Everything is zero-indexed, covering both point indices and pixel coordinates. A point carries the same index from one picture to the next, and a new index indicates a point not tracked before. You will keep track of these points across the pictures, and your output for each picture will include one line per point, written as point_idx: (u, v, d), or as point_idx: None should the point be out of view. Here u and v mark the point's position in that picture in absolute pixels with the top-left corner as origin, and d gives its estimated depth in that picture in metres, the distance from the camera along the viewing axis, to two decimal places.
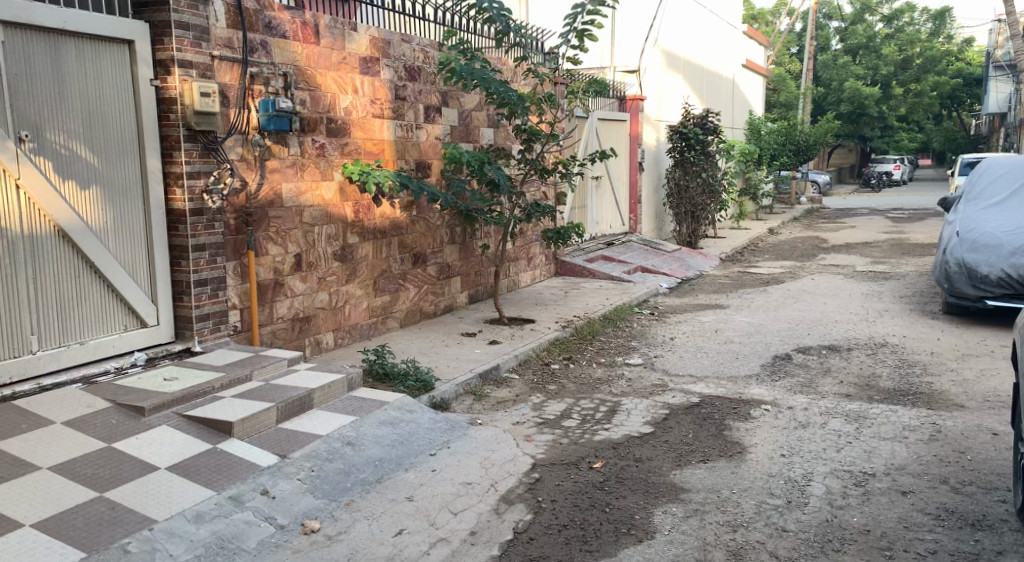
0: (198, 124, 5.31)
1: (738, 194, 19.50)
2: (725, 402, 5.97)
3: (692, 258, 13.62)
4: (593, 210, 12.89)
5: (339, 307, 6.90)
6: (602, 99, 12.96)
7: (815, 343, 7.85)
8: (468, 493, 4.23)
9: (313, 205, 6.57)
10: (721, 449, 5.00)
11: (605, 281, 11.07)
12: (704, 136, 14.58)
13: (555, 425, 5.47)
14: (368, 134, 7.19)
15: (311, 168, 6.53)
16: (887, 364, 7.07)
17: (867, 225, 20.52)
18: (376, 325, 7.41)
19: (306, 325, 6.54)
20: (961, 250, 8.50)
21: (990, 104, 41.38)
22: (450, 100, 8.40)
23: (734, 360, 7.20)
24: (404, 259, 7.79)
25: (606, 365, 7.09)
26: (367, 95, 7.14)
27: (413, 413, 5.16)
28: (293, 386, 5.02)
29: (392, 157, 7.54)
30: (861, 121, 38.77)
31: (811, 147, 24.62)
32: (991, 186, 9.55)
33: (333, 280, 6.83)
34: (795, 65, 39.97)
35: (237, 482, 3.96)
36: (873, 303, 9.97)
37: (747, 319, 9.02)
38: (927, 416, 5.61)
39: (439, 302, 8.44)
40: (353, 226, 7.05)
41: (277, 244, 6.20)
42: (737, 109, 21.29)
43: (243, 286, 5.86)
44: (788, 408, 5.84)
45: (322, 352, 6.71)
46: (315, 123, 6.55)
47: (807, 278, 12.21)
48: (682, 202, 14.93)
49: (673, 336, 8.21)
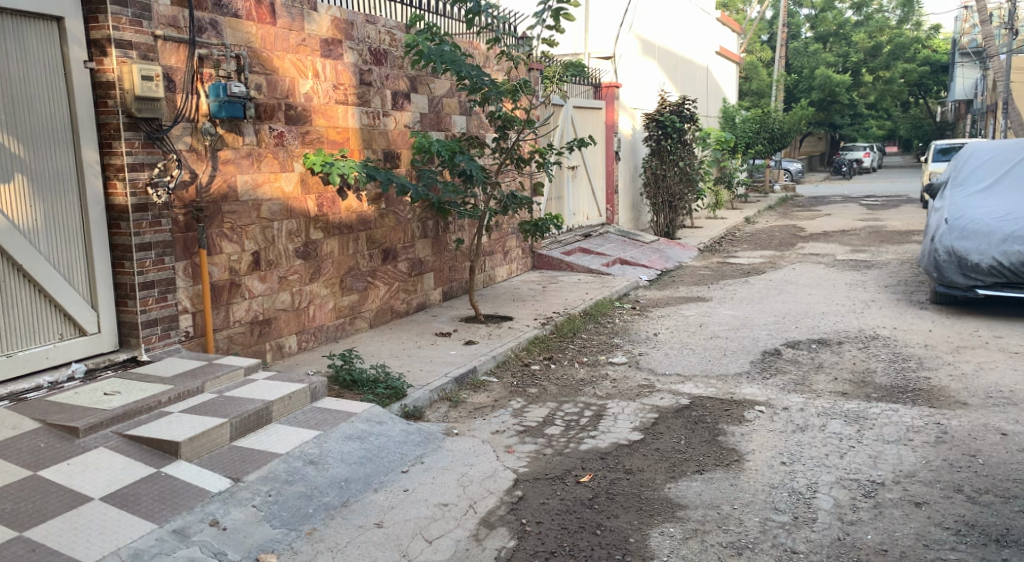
0: (140, 111, 4.81)
1: (714, 182, 19.24)
2: (717, 403, 5.61)
3: (671, 249, 13.31)
4: (570, 200, 12.51)
5: (302, 308, 6.44)
6: (578, 86, 12.55)
7: (804, 337, 7.53)
8: (444, 517, 3.82)
9: (272, 198, 6.09)
10: (718, 458, 4.64)
11: (584, 274, 10.70)
12: (681, 124, 14.24)
13: (537, 433, 5.07)
14: (331, 121, 6.71)
15: (269, 158, 6.05)
16: (880, 359, 6.77)
17: (842, 213, 20.36)
18: (344, 326, 6.96)
19: (266, 328, 6.07)
20: (950, 237, 8.21)
21: (957, 91, 41.70)
22: (419, 86, 7.93)
23: (722, 357, 6.86)
24: (373, 256, 7.34)
25: (588, 365, 6.70)
26: (329, 79, 6.67)
27: (383, 425, 4.73)
28: (250, 397, 4.57)
29: (358, 147, 7.07)
30: (832, 109, 38.83)
31: (785, 135, 24.43)
32: (977, 172, 9.31)
33: (296, 279, 6.37)
34: (765, 53, 39.96)
35: (183, 513, 3.50)
36: (858, 293, 9.71)
37: (731, 312, 8.70)
38: (930, 415, 5.30)
39: (411, 300, 8.00)
40: (317, 221, 6.59)
41: (231, 242, 5.72)
42: (711, 97, 21.00)
43: (195, 288, 5.39)
44: (783, 409, 5.49)
45: (284, 357, 6.26)
46: (272, 110, 6.06)
47: (788, 268, 11.94)
48: (660, 191, 14.60)
49: (657, 332, 7.85)
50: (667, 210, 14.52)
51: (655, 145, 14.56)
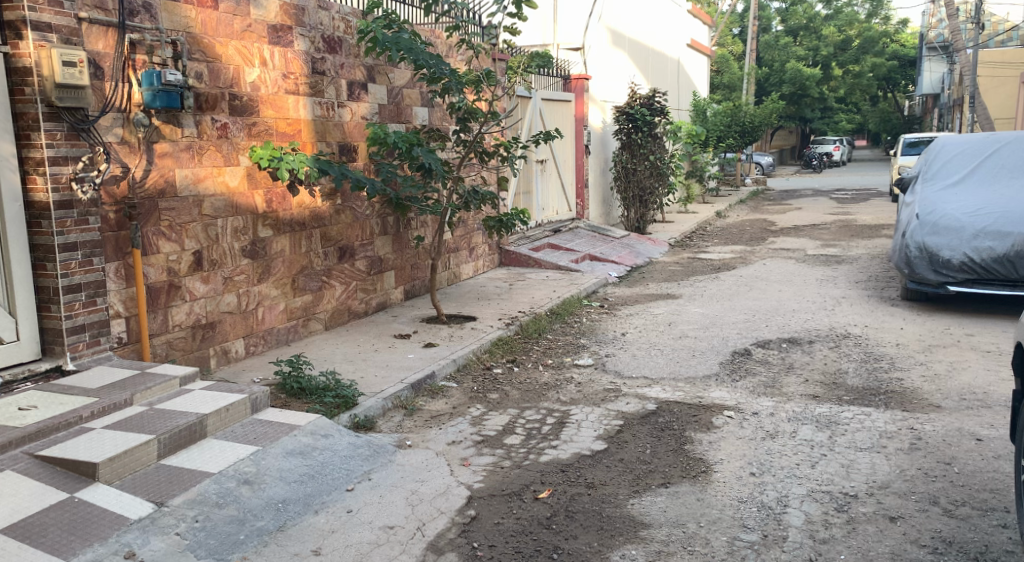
0: (61, 99, 4.45)
1: (684, 176, 19.08)
2: (685, 409, 5.37)
3: (641, 244, 13.08)
4: (538, 195, 12.23)
5: (249, 311, 6.09)
6: (545, 78, 12.26)
7: (774, 336, 7.32)
8: (388, 542, 3.52)
9: (215, 193, 5.73)
10: (684, 469, 4.39)
11: (552, 271, 10.43)
12: (651, 117, 14.00)
13: (495, 444, 4.78)
14: (280, 112, 6.36)
15: (211, 151, 5.69)
16: (852, 359, 6.57)
17: (812, 207, 20.29)
18: (296, 329, 6.62)
19: (209, 332, 5.71)
20: (921, 233, 8.04)
21: (924, 85, 42.03)
22: (377, 75, 7.60)
23: (691, 358, 6.61)
24: (328, 254, 7.00)
25: (553, 368, 6.43)
26: (277, 67, 6.31)
27: (329, 438, 4.42)
28: (182, 410, 4.23)
29: (311, 140, 6.73)
30: (802, 103, 38.96)
31: (756, 128, 24.34)
32: (948, 165, 9.18)
33: (243, 279, 6.02)
34: (736, 47, 40.04)
35: (95, 544, 3.16)
36: (829, 289, 9.54)
37: (701, 310, 8.49)
38: (904, 420, 5.08)
39: (370, 300, 7.68)
40: (265, 217, 6.24)
41: (170, 240, 5.36)
42: (683, 90, 20.83)
43: (128, 291, 5.03)
44: (753, 415, 5.26)
45: (230, 363, 5.91)
46: (215, 100, 5.69)
47: (759, 263, 11.76)
48: (630, 185, 14.36)
49: (625, 331, 7.60)
50: (637, 205, 14.29)
51: (625, 138, 14.31)
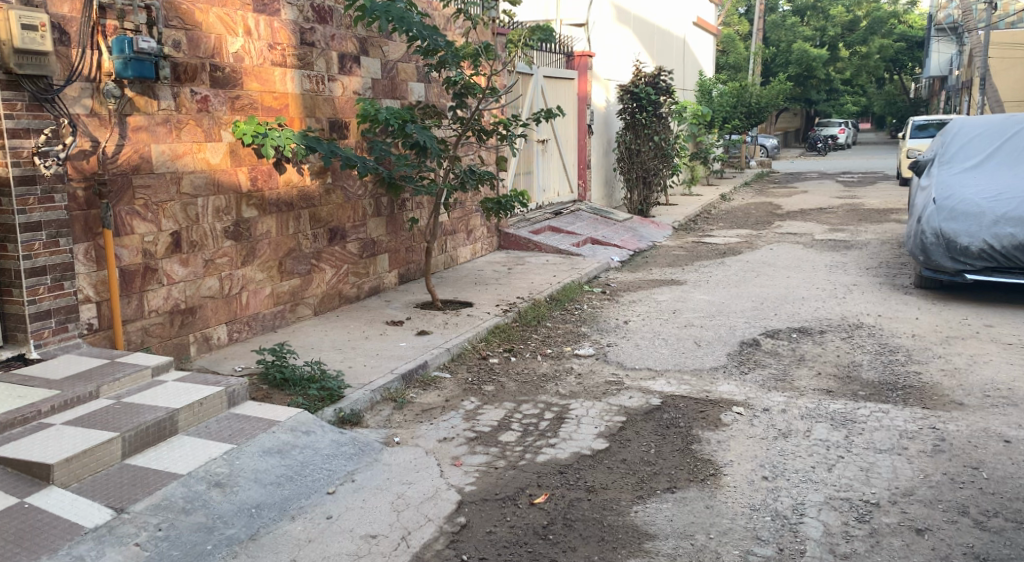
0: (22, 66, 4.15)
1: (689, 158, 18.71)
2: (691, 404, 5.06)
3: (645, 228, 12.74)
4: (539, 176, 11.88)
5: (233, 295, 5.77)
6: (548, 55, 11.87)
7: (784, 325, 7.01)
8: (369, 554, 3.22)
9: (195, 171, 5.39)
10: (692, 472, 4.09)
11: (552, 255, 10.10)
12: (656, 96, 13.61)
13: (489, 441, 4.48)
14: (265, 85, 6.01)
15: (191, 126, 5.35)
16: (866, 351, 6.26)
17: (818, 190, 19.90)
18: (283, 314, 6.31)
19: (189, 318, 5.40)
20: (938, 218, 7.70)
21: (932, 67, 41.40)
22: (370, 48, 7.23)
23: (696, 349, 6.30)
24: (318, 236, 6.67)
25: (552, 358, 6.12)
26: (263, 37, 5.95)
27: (311, 435, 4.11)
28: (152, 404, 3.92)
29: (298, 115, 6.37)
30: (808, 84, 38.43)
31: (763, 110, 23.93)
32: (966, 148, 8.82)
33: (225, 262, 5.69)
34: (742, 27, 39.53)
35: (43, 557, 2.87)
36: (838, 276, 9.22)
37: (706, 297, 8.17)
38: (925, 418, 4.78)
39: (362, 284, 7.36)
40: (250, 197, 5.90)
41: (145, 220, 5.04)
42: (688, 69, 20.41)
43: (99, 274, 4.71)
44: (764, 411, 4.95)
45: (212, 350, 5.60)
46: (195, 70, 5.35)
47: (766, 248, 11.42)
48: (634, 166, 13.99)
49: (628, 319, 7.29)
50: (640, 186, 13.92)
51: (629, 118, 13.92)
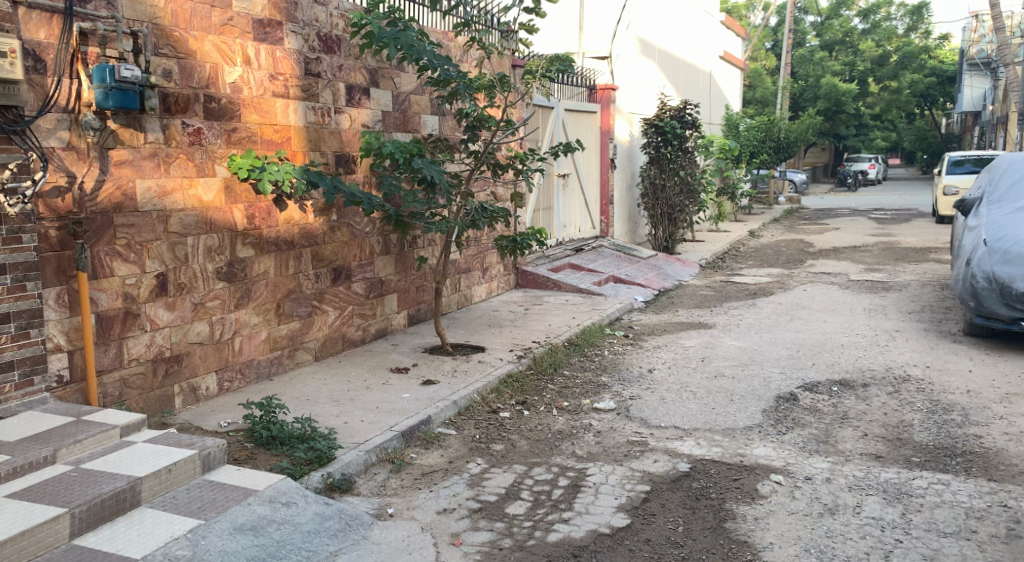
0: None
1: (716, 193, 18.20)
2: (723, 470, 4.54)
3: (670, 266, 12.21)
4: (560, 212, 11.46)
5: (224, 341, 5.36)
6: (569, 88, 11.51)
7: (822, 377, 6.45)
8: None
9: (185, 208, 5.02)
10: (727, 559, 3.55)
11: (572, 294, 9.62)
12: (682, 130, 13.18)
13: (495, 514, 3.97)
14: (266, 117, 5.66)
15: (181, 160, 4.99)
16: (916, 409, 5.68)
17: (851, 227, 19.25)
18: (280, 360, 5.88)
19: (175, 367, 4.99)
20: (990, 261, 7.14)
21: (964, 102, 40.74)
22: (380, 79, 6.89)
23: (728, 404, 5.76)
24: (320, 276, 6.26)
25: (569, 412, 5.61)
26: (263, 67, 5.62)
27: (292, 508, 3.63)
28: (112, 471, 3.47)
29: (301, 149, 6.01)
30: (838, 119, 37.82)
31: (792, 144, 23.47)
32: (1016, 186, 8.27)
33: (217, 306, 5.29)
34: (769, 62, 39.32)
35: None
36: (879, 321, 8.62)
37: (737, 343, 7.62)
38: (993, 494, 4.22)
39: (369, 326, 6.93)
40: (246, 235, 5.52)
41: (127, 261, 4.65)
42: (715, 103, 19.99)
43: (72, 320, 4.32)
44: (807, 481, 4.40)
45: (199, 401, 5.18)
46: (187, 101, 5.00)
47: (798, 289, 10.85)
48: (659, 202, 13.52)
49: (652, 368, 6.77)
50: (666, 223, 13.43)
51: (654, 152, 13.49)
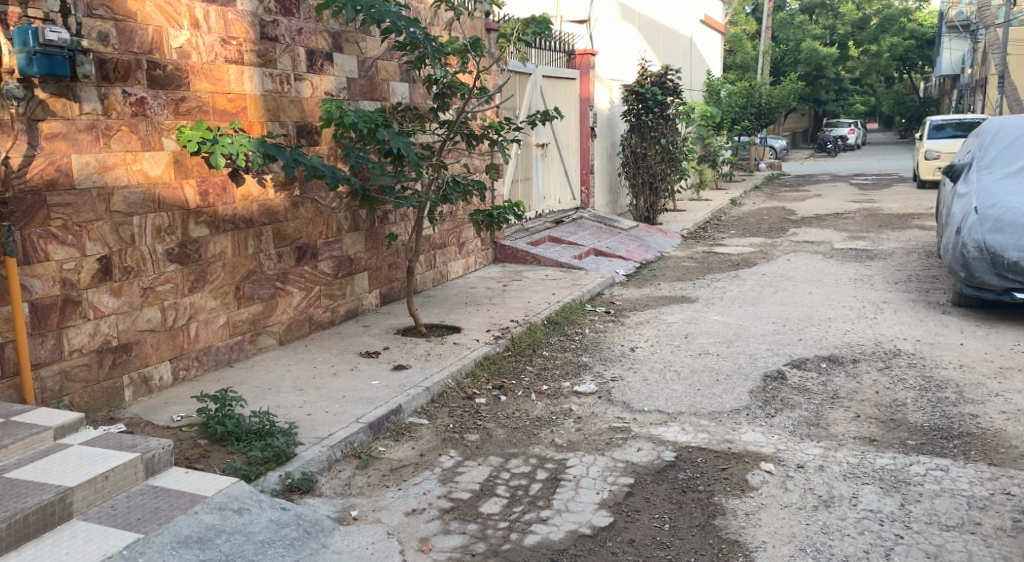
0: None
1: (698, 161, 17.90)
2: (711, 459, 4.28)
3: (651, 236, 11.91)
4: (538, 182, 11.11)
5: (178, 328, 5.00)
6: (546, 54, 11.09)
7: (811, 353, 6.21)
8: None
9: (128, 185, 4.62)
10: None
11: (551, 269, 9.31)
12: (663, 96, 12.80)
13: (468, 514, 3.68)
14: (218, 85, 5.24)
15: (124, 133, 4.58)
16: (908, 386, 5.46)
17: (832, 193, 19.05)
18: (241, 346, 5.54)
19: (123, 357, 4.63)
20: (981, 230, 6.92)
21: (943, 66, 40.60)
22: (344, 43, 6.47)
23: (714, 384, 5.50)
24: (283, 255, 5.89)
25: (548, 397, 5.33)
26: (213, 30, 5.19)
27: (244, 515, 3.32)
28: (41, 481, 3.13)
29: (258, 119, 5.60)
30: (818, 84, 37.55)
31: (774, 110, 23.17)
32: (1007, 151, 8.03)
33: (169, 290, 4.92)
34: (750, 26, 38.84)
35: None
36: (865, 292, 8.40)
37: (721, 317, 7.37)
38: (994, 480, 3.99)
39: (338, 307, 6.58)
40: (199, 213, 5.13)
41: (65, 244, 4.27)
42: (696, 69, 19.60)
43: (2, 311, 3.96)
44: (799, 469, 4.15)
45: (152, 393, 4.84)
46: (128, 68, 4.58)
47: (782, 259, 10.60)
48: (640, 171, 13.17)
49: (635, 346, 6.49)
50: (647, 192, 13.11)
51: (635, 120, 13.12)
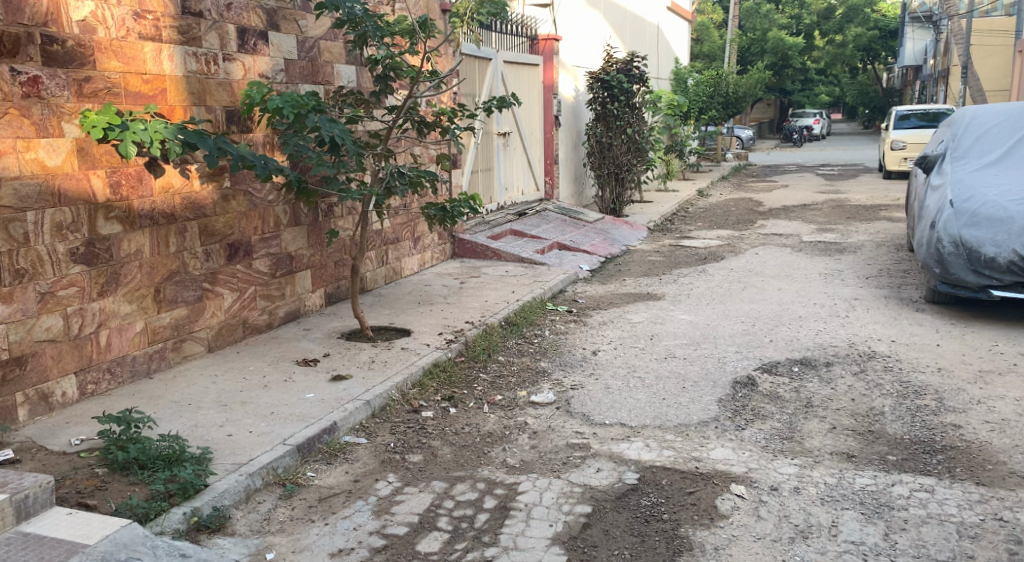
0: None
1: (664, 151, 17.51)
2: (677, 481, 3.87)
3: (617, 229, 11.50)
4: (500, 172, 10.64)
5: (85, 337, 4.47)
6: (507, 38, 10.61)
7: (782, 356, 5.84)
8: None
9: (20, 176, 4.07)
10: None
11: (512, 264, 8.85)
12: (629, 84, 12.37)
13: (402, 555, 3.22)
14: (131, 64, 4.69)
15: (14, 117, 4.02)
16: (885, 393, 5.10)
17: (798, 184, 18.84)
18: (162, 355, 5.01)
19: (16, 371, 4.09)
20: (957, 224, 6.61)
21: (906, 57, 40.82)
22: (281, 21, 5.93)
23: (680, 393, 5.09)
24: (211, 253, 5.35)
25: (501, 408, 4.89)
26: (124, 2, 4.64)
27: None
28: None
29: (180, 103, 5.05)
30: (784, 74, 37.41)
31: (740, 99, 22.84)
32: (980, 142, 7.76)
33: (74, 294, 4.39)
34: (716, 15, 38.57)
35: None
36: (837, 288, 8.07)
37: (689, 317, 6.98)
38: (985, 503, 3.64)
39: (276, 309, 6.06)
40: (109, 208, 4.58)
41: None
42: (663, 57, 19.21)
43: None
44: (772, 493, 3.76)
45: (54, 410, 4.30)
46: (17, 42, 4.03)
47: (750, 253, 10.26)
48: (606, 161, 12.75)
49: (597, 349, 6.07)
50: (612, 183, 12.70)
51: (600, 108, 12.69)
